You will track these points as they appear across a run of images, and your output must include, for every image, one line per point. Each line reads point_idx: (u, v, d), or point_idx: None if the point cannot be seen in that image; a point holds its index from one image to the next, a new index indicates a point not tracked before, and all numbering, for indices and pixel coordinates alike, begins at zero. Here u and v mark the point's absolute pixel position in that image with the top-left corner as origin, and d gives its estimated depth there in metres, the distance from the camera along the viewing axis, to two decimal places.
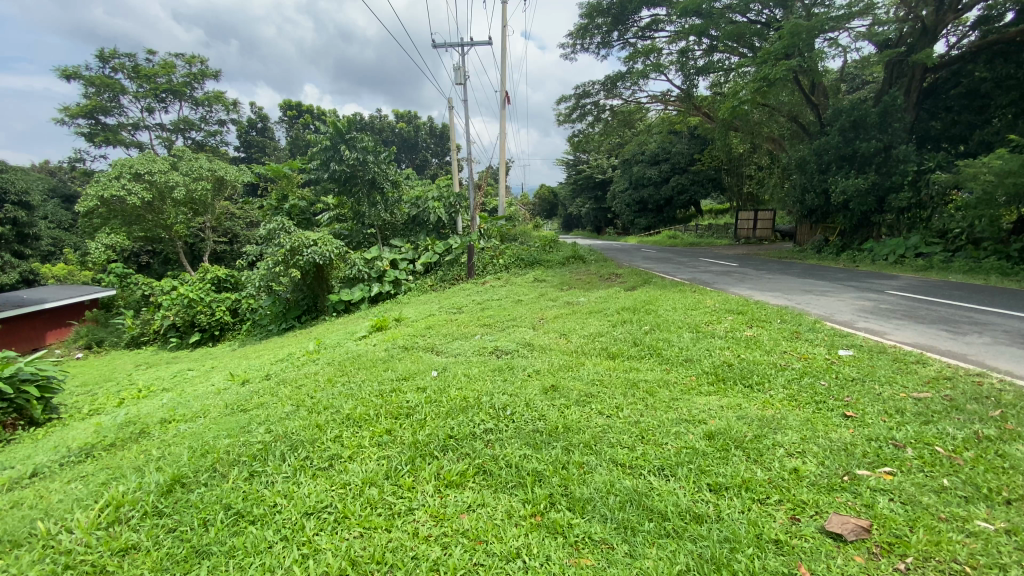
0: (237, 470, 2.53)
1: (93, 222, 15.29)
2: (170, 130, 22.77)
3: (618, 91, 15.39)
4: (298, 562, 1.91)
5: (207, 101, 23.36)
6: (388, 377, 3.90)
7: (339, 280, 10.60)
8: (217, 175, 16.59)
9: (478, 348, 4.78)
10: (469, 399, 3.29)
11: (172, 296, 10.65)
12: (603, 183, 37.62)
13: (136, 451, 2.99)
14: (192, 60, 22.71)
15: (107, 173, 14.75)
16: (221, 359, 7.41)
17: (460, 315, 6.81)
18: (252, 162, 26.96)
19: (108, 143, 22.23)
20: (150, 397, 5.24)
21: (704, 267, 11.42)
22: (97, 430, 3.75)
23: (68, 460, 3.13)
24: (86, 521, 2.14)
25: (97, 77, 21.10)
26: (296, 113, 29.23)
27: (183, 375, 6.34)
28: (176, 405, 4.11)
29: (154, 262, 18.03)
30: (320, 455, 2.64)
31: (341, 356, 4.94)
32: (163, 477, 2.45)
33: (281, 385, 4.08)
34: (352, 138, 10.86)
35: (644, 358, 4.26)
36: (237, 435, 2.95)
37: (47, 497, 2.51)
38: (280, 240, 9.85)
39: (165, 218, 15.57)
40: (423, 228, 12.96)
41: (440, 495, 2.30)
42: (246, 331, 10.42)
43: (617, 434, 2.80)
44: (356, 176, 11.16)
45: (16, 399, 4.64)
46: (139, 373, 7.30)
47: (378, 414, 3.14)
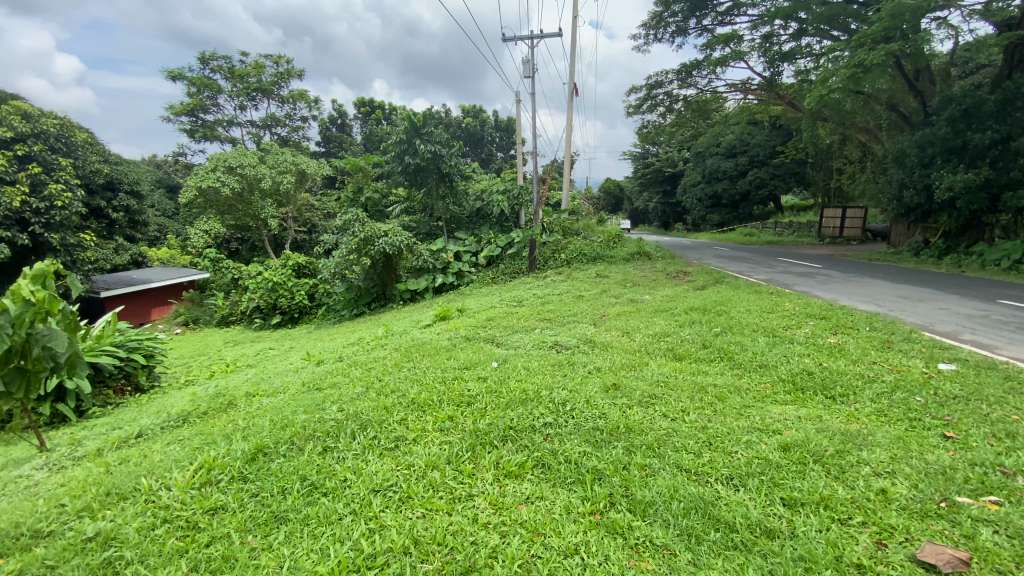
0: (312, 444, 2.70)
1: (193, 211, 16.85)
2: (259, 126, 24.48)
3: (693, 80, 14.73)
4: (366, 535, 2.00)
5: (292, 99, 24.86)
6: (450, 366, 3.98)
7: (406, 270, 11.01)
8: (300, 168, 17.72)
9: (537, 342, 4.77)
10: (528, 392, 3.29)
11: (257, 280, 11.44)
12: (674, 176, 36.16)
13: (226, 420, 3.28)
14: (280, 60, 24.21)
15: (205, 166, 16.05)
16: (299, 341, 7.86)
17: (520, 308, 6.83)
18: (331, 156, 28.40)
19: (206, 139, 24.30)
20: (237, 371, 5.75)
21: (781, 268, 10.66)
22: (193, 398, 4.16)
23: (168, 424, 3.49)
24: (182, 480, 2.37)
25: (198, 77, 23.08)
26: (370, 108, 30.07)
27: (265, 354, 6.87)
28: (260, 380, 4.47)
29: (243, 249, 19.55)
30: (387, 436, 2.76)
31: (406, 343, 5.11)
32: (248, 446, 2.66)
33: (353, 366, 4.32)
34: (426, 132, 11.16)
35: (714, 362, 4.07)
36: (313, 411, 3.14)
37: (151, 456, 2.82)
38: (354, 230, 10.35)
39: (254, 208, 16.86)
40: (486, 221, 13.11)
41: (499, 484, 2.33)
42: (321, 315, 11.08)
43: (682, 439, 2.70)
44: (427, 168, 11.47)
45: (126, 366, 5.33)
46: (228, 350, 7.99)
47: (440, 400, 3.22)
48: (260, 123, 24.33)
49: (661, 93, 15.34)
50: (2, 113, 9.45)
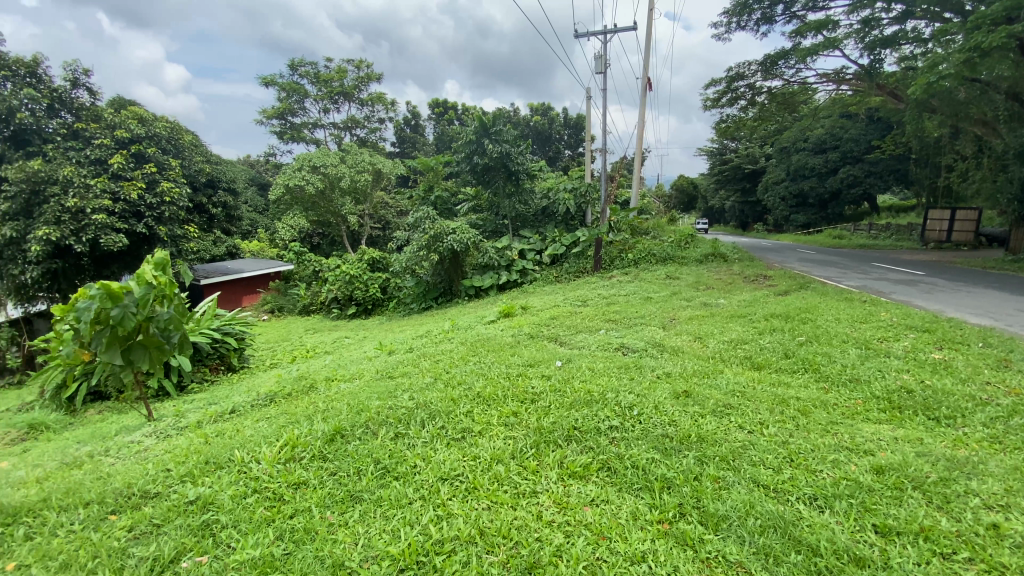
0: (385, 429, 2.83)
1: (281, 207, 18.21)
2: (340, 128, 25.96)
3: (779, 71, 13.80)
4: (434, 521, 2.06)
5: (370, 101, 26.13)
6: (515, 362, 4.02)
7: (472, 266, 11.23)
8: (377, 167, 18.60)
9: (602, 343, 4.70)
10: (594, 393, 3.24)
11: (336, 273, 12.13)
12: (754, 173, 34.05)
13: (308, 402, 3.52)
14: (360, 64, 25.51)
15: (292, 166, 17.28)
16: (372, 331, 8.28)
17: (585, 308, 6.75)
18: (405, 155, 29.56)
19: (293, 140, 26.15)
20: (315, 357, 6.16)
21: (875, 274, 9.76)
22: (278, 380, 4.50)
23: (258, 402, 3.80)
24: (270, 455, 2.58)
25: (288, 83, 24.86)
26: (443, 108, 30.83)
27: (341, 342, 7.31)
28: (338, 367, 4.75)
29: (324, 243, 20.87)
30: (454, 427, 2.84)
31: (472, 337, 5.22)
32: (327, 427, 2.83)
33: (422, 357, 4.48)
34: (495, 132, 11.30)
35: (797, 374, 3.79)
36: (386, 398, 3.29)
37: (243, 430, 3.09)
38: (425, 228, 10.71)
39: (334, 205, 17.92)
40: (552, 220, 13.10)
41: (563, 483, 2.32)
42: (392, 308, 11.60)
43: (760, 452, 2.55)
44: (495, 167, 11.63)
45: (220, 347, 5.87)
46: (308, 337, 8.58)
47: (505, 395, 3.26)
48: (341, 125, 25.77)
49: (743, 85, 14.50)
50: (124, 119, 10.72)
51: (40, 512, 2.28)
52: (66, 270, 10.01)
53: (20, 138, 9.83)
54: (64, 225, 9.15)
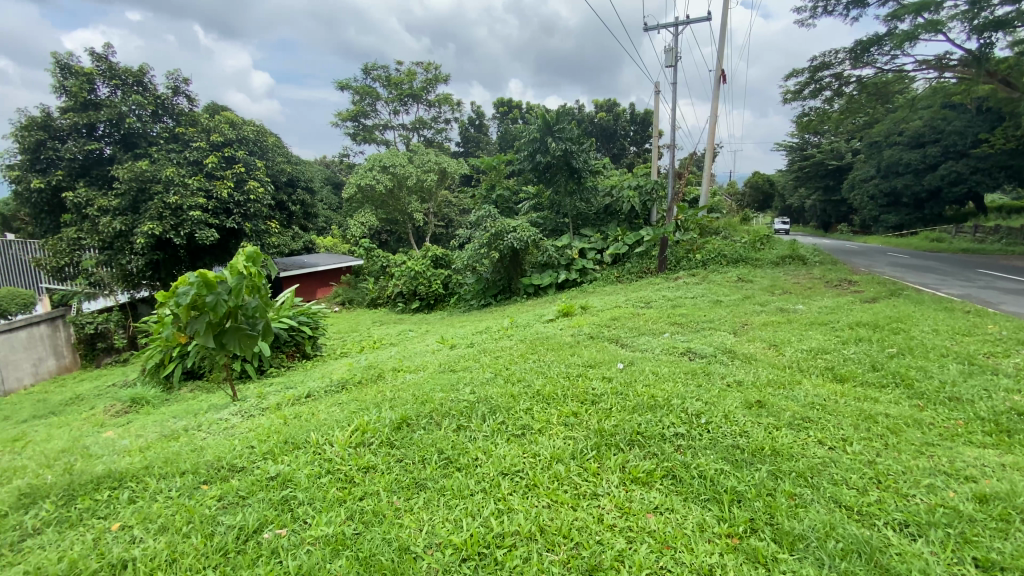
0: (448, 421, 2.90)
1: (353, 205, 19.16)
2: (409, 128, 26.88)
3: (871, 58, 12.68)
4: (495, 514, 2.09)
5: (438, 102, 26.84)
6: (575, 362, 3.98)
7: (532, 265, 11.27)
8: (442, 167, 19.08)
9: (666, 346, 4.56)
10: (658, 398, 3.15)
11: (401, 268, 12.60)
12: (838, 170, 31.56)
13: (376, 390, 3.69)
14: (429, 66, 26.25)
15: (364, 166, 18.13)
16: (435, 325, 8.53)
17: (649, 310, 6.57)
18: (469, 154, 30.10)
19: (365, 141, 27.42)
20: (381, 348, 6.44)
21: (983, 282, 8.73)
22: (349, 368, 4.75)
23: (331, 388, 4.03)
24: (342, 439, 2.72)
25: (361, 87, 26.08)
26: (508, 108, 31.05)
27: (405, 334, 7.59)
28: (403, 358, 4.94)
29: (391, 240, 21.74)
30: (514, 423, 2.86)
31: (532, 335, 5.24)
32: (394, 415, 2.95)
33: (483, 353, 4.55)
34: (559, 130, 11.23)
35: (886, 389, 3.48)
36: (448, 391, 3.38)
37: (317, 413, 3.29)
38: (486, 225, 10.88)
39: (401, 203, 18.60)
40: (615, 218, 12.86)
41: (625, 488, 2.27)
42: (453, 303, 11.89)
43: (842, 471, 2.36)
44: (558, 165, 11.58)
45: (296, 336, 6.27)
46: (375, 328, 8.99)
47: (566, 395, 3.24)
48: (410, 126, 26.69)
49: (828, 75, 13.48)
50: (217, 123, 11.71)
51: (144, 477, 2.55)
52: (166, 261, 11.10)
53: (128, 141, 11.08)
54: (165, 220, 10.14)
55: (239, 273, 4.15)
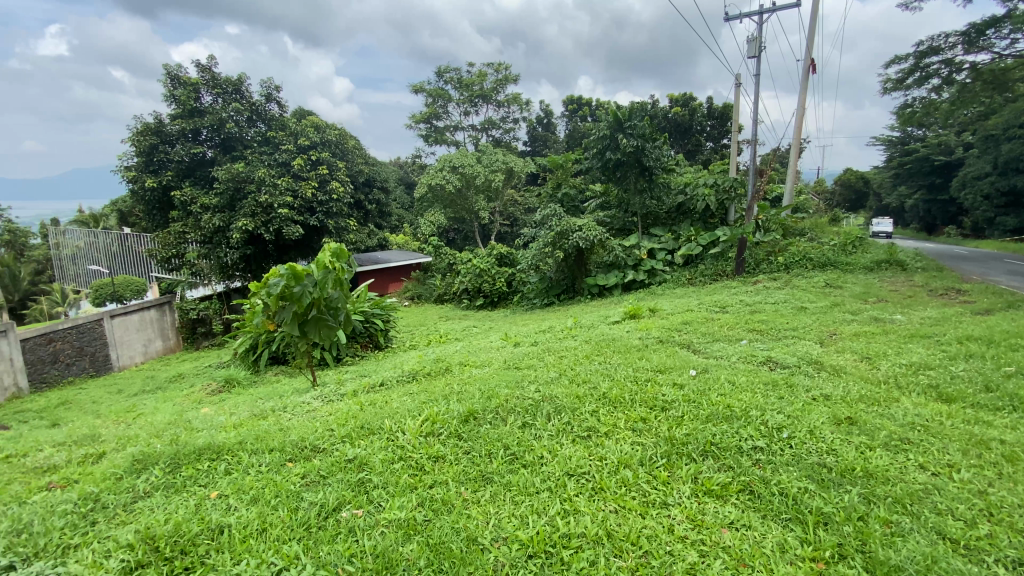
0: (514, 418, 2.93)
1: (423, 204, 19.84)
2: (478, 129, 27.39)
3: (990, 41, 11.30)
4: (562, 515, 2.09)
5: (507, 102, 27.11)
6: (643, 366, 3.88)
7: (597, 264, 11.13)
8: (510, 166, 19.26)
9: (742, 354, 4.33)
10: (733, 408, 3.00)
11: (467, 266, 12.89)
12: (947, 167, 28.11)
13: (444, 383, 3.80)
14: (499, 67, 26.59)
15: (435, 166, 18.71)
16: (499, 323, 8.65)
17: (724, 315, 6.26)
18: (536, 154, 30.14)
19: (436, 142, 28.29)
20: (448, 343, 6.62)
21: None
22: (418, 360, 4.93)
23: (402, 378, 4.21)
24: (413, 428, 2.83)
25: (434, 89, 26.93)
26: (578, 106, 30.67)
27: (470, 330, 7.76)
28: (470, 353, 5.05)
29: (458, 238, 22.28)
30: (580, 424, 2.84)
31: (598, 337, 5.17)
32: (462, 408, 3.03)
33: (548, 352, 4.55)
34: (630, 127, 10.98)
35: (1003, 412, 3.08)
36: (514, 388, 3.41)
37: (389, 402, 3.45)
38: (551, 224, 10.87)
39: (469, 202, 18.99)
40: (688, 218, 12.37)
41: (698, 500, 2.19)
42: (516, 301, 11.99)
43: (949, 501, 2.13)
44: (628, 163, 11.33)
45: (369, 327, 6.62)
46: (442, 324, 9.26)
47: (633, 399, 3.17)
48: (479, 126, 27.19)
49: (936, 61, 12.16)
50: (304, 127, 12.55)
51: (238, 452, 2.79)
52: (256, 255, 12.11)
53: (227, 145, 12.15)
54: (258, 217, 11.08)
55: (326, 267, 4.47)
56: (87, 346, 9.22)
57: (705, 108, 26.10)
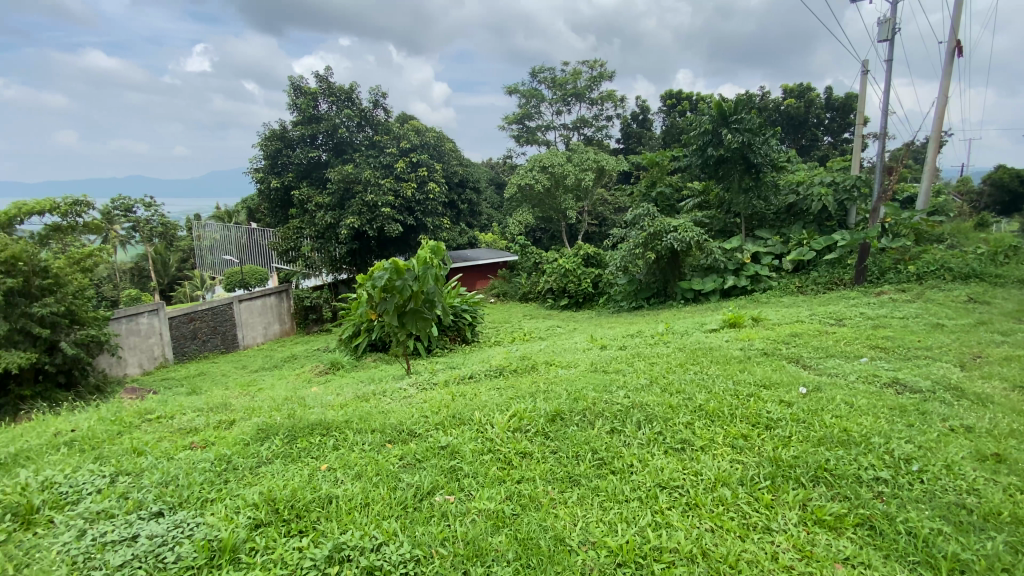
0: (602, 422, 2.90)
1: (513, 203, 20.16)
2: (570, 128, 27.26)
3: None
4: (653, 527, 2.03)
5: (601, 100, 26.69)
6: (744, 379, 3.62)
7: (693, 267, 10.62)
8: (601, 165, 18.94)
9: (863, 373, 3.89)
10: (850, 433, 2.71)
11: (553, 265, 12.93)
12: None
13: (531, 380, 3.85)
14: (594, 64, 26.24)
15: (525, 166, 18.93)
16: (585, 324, 8.56)
17: (839, 329, 5.66)
18: (629, 152, 29.31)
19: (528, 142, 28.60)
20: (533, 341, 6.69)
21: None
22: (506, 356, 5.05)
23: (490, 373, 4.33)
24: (502, 422, 2.90)
25: (528, 90, 27.26)
26: (676, 101, 29.24)
27: (555, 330, 7.77)
28: (557, 353, 5.07)
29: (544, 237, 22.37)
30: (673, 435, 2.73)
31: (693, 345, 4.92)
32: (549, 407, 3.05)
33: (638, 357, 4.44)
34: (736, 121, 10.35)
35: None
36: (602, 391, 3.37)
37: (477, 395, 3.57)
38: (643, 225, 10.55)
39: (558, 202, 18.99)
40: (799, 219, 11.34)
41: (806, 529, 2.01)
42: (603, 303, 11.78)
43: None
44: (732, 159, 10.68)
45: (458, 321, 6.91)
46: (527, 322, 9.36)
47: (732, 414, 2.98)
48: (571, 125, 27.05)
49: None
50: (406, 130, 13.32)
51: (344, 429, 3.05)
52: (360, 250, 13.12)
53: (339, 148, 13.24)
54: (363, 215, 12.03)
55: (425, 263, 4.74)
56: (220, 325, 10.59)
57: (822, 99, 23.69)
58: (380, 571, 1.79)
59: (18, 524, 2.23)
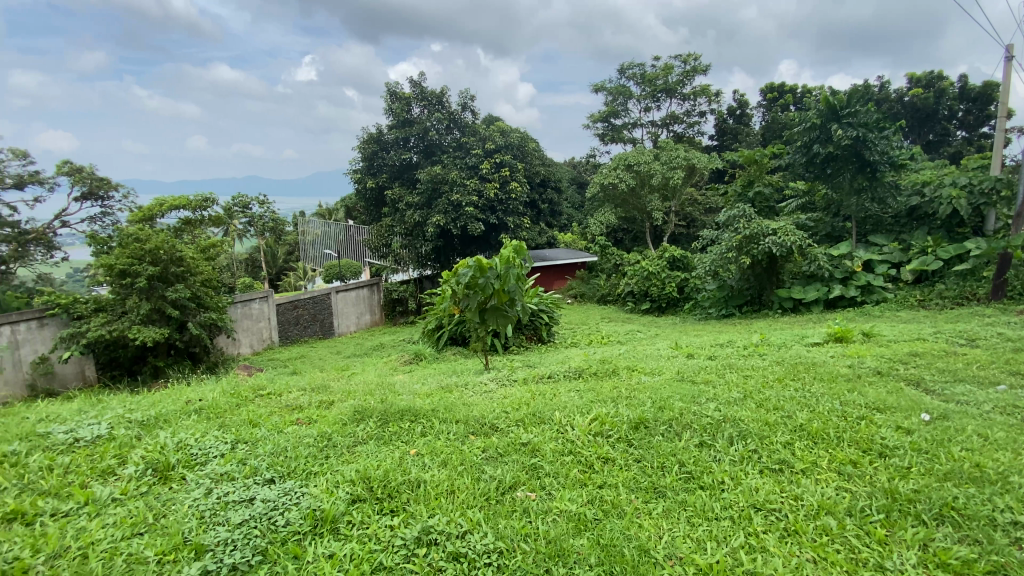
0: (690, 434, 2.78)
1: (595, 202, 19.87)
2: (659, 125, 26.29)
3: None
4: (746, 549, 1.92)
5: (693, 95, 25.47)
6: (854, 401, 3.28)
7: (793, 275, 9.86)
8: (691, 163, 18.05)
9: (1002, 403, 3.36)
10: (987, 470, 2.36)
11: (635, 267, 12.58)
12: None
13: (613, 385, 3.78)
14: (688, 58, 25.09)
15: (610, 164, 18.55)
16: (667, 330, 8.23)
17: (974, 351, 4.93)
18: (723, 150, 27.64)
19: (613, 140, 28.02)
20: (611, 345, 6.57)
21: None
22: (585, 358, 5.00)
23: (570, 374, 4.32)
24: (584, 425, 2.89)
25: (615, 87, 26.71)
26: (778, 94, 27.06)
27: (635, 335, 7.55)
28: (639, 358, 4.93)
29: (627, 238, 21.80)
30: (770, 454, 2.56)
31: (791, 359, 4.55)
32: (632, 414, 2.98)
33: (729, 369, 4.19)
34: (849, 114, 9.42)
35: None
36: (690, 402, 3.23)
37: (558, 395, 3.57)
38: (738, 227, 9.94)
39: (643, 202, 18.42)
40: (923, 224, 10.06)
41: (927, 572, 1.79)
42: (689, 309, 11.24)
43: None
44: (844, 157, 9.76)
45: (535, 320, 6.97)
46: (607, 325, 9.19)
47: (840, 438, 2.73)
48: (660, 122, 26.07)
49: None
50: (492, 132, 13.62)
51: (431, 418, 3.20)
52: (445, 247, 13.64)
53: (429, 150, 13.86)
54: (448, 214, 12.53)
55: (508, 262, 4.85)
56: (319, 313, 11.54)
57: (957, 87, 20.77)
58: (465, 558, 1.87)
59: (159, 477, 2.60)
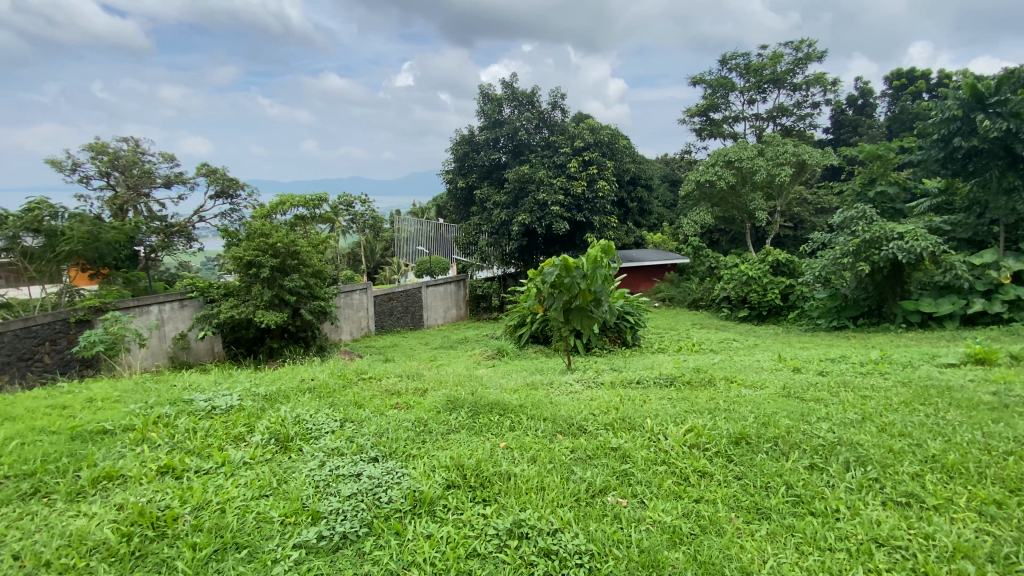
0: (799, 455, 2.59)
1: (689, 202, 18.93)
2: (764, 118, 24.41)
3: None
4: None
5: (806, 84, 23.30)
6: (1002, 434, 2.83)
7: (921, 285, 8.77)
8: (801, 159, 16.54)
9: None
10: None
11: (732, 271, 11.83)
12: None
13: (709, 396, 3.61)
14: (800, 45, 22.99)
15: (706, 161, 17.56)
16: (767, 340, 7.65)
17: None
18: (839, 144, 24.96)
19: (711, 135, 26.50)
20: (702, 353, 6.25)
21: None
22: (676, 365, 4.82)
23: (660, 381, 4.19)
24: (678, 435, 2.80)
25: (716, 79, 25.25)
26: (910, 80, 23.84)
27: (730, 343, 7.11)
28: (736, 369, 4.65)
29: (723, 240, 20.51)
30: (895, 485, 2.31)
31: (921, 381, 4.03)
32: (732, 429, 2.83)
33: (843, 387, 3.81)
34: (999, 102, 8.12)
35: None
36: (799, 420, 2.99)
37: (648, 402, 3.49)
38: (855, 229, 8.97)
39: (743, 201, 17.24)
40: None
41: None
42: (793, 318, 10.35)
43: None
44: (993, 151, 8.46)
45: (621, 322, 6.83)
46: (699, 331, 8.75)
47: (984, 475, 2.38)
48: (765, 115, 24.19)
49: None
50: (581, 130, 13.51)
51: (520, 414, 3.28)
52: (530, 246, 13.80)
53: (518, 150, 14.06)
54: (534, 213, 12.65)
55: (594, 262, 4.79)
56: (411, 306, 12.23)
57: None
58: (556, 556, 1.91)
59: (281, 446, 2.94)
